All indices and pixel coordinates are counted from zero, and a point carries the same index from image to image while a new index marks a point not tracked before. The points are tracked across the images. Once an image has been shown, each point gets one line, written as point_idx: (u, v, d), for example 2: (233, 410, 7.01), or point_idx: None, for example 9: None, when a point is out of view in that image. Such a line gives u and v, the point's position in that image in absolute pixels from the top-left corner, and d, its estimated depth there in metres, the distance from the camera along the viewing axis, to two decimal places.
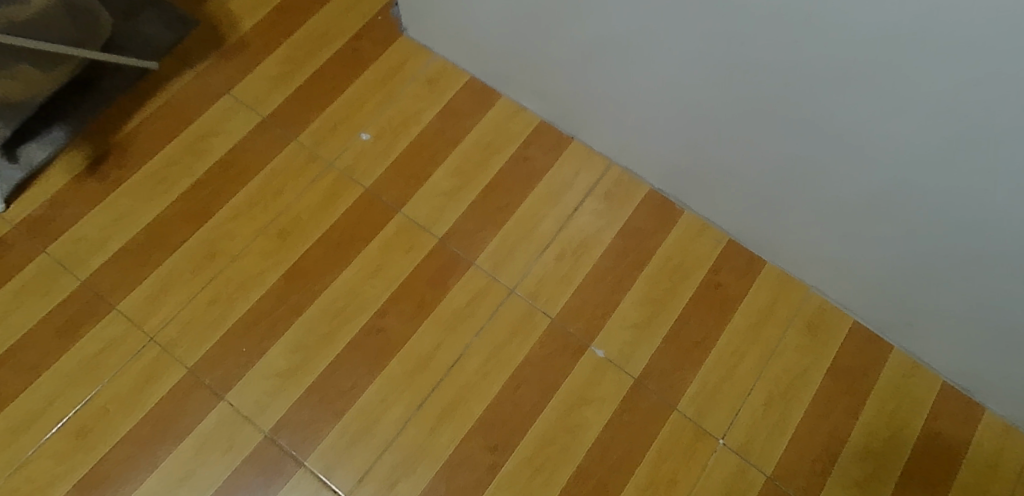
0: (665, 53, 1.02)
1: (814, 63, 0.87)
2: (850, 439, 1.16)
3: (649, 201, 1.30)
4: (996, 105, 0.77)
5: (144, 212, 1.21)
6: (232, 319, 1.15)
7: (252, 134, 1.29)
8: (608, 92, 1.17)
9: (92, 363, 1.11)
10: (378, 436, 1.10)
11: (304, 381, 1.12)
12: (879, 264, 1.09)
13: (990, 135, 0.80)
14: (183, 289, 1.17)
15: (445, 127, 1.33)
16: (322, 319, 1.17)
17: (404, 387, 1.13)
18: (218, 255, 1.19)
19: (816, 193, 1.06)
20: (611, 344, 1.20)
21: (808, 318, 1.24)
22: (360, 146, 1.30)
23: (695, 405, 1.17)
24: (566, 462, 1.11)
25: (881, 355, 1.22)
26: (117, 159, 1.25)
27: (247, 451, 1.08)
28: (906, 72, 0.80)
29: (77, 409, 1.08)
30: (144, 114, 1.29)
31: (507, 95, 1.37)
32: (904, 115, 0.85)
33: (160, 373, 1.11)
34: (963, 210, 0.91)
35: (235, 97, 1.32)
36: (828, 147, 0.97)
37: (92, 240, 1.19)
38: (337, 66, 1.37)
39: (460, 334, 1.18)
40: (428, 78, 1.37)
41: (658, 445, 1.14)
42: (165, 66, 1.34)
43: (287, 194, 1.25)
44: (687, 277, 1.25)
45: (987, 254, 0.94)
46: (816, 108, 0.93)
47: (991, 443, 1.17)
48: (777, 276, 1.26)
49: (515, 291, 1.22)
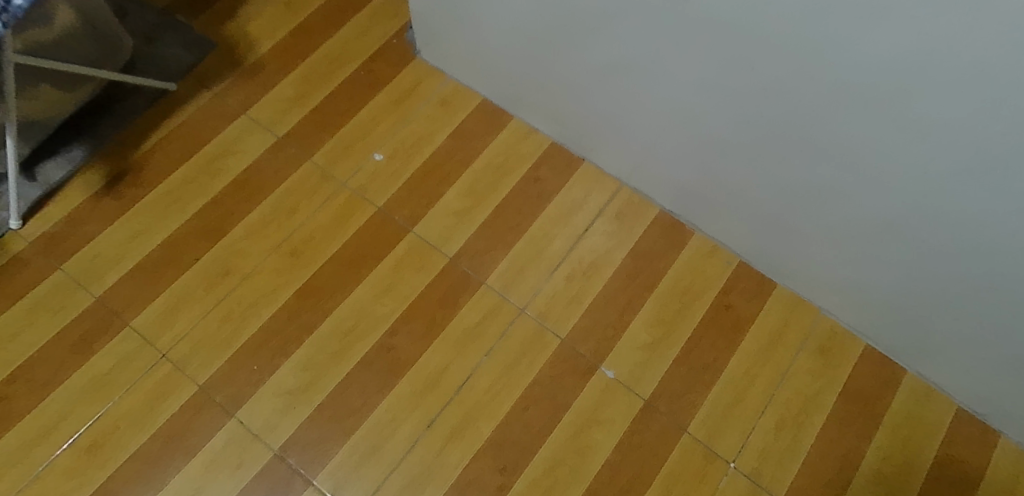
0: (676, 78, 1.03)
1: (825, 88, 0.88)
2: (863, 463, 1.15)
3: (659, 222, 1.31)
4: (1008, 129, 0.77)
5: (159, 230, 1.23)
6: (244, 337, 1.16)
7: (266, 153, 1.31)
8: (619, 116, 1.18)
9: (104, 379, 1.12)
10: (387, 455, 1.10)
11: (314, 399, 1.13)
12: (893, 288, 1.09)
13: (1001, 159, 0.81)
14: (195, 307, 1.18)
15: (457, 148, 1.34)
16: (333, 337, 1.17)
17: (414, 406, 1.13)
18: (231, 272, 1.21)
19: (826, 216, 1.06)
20: (622, 365, 1.19)
21: (819, 341, 1.23)
22: (373, 166, 1.32)
23: (706, 427, 1.16)
24: (576, 484, 1.10)
25: (894, 378, 1.21)
26: (134, 178, 1.27)
27: (256, 468, 1.08)
28: (916, 95, 0.81)
29: (89, 425, 1.09)
30: (161, 133, 1.31)
31: (518, 116, 1.38)
32: (915, 138, 0.86)
33: (171, 390, 1.12)
34: (976, 236, 0.91)
35: (251, 118, 1.34)
36: (840, 171, 0.97)
37: (107, 256, 1.20)
38: (351, 87, 1.39)
39: (470, 353, 1.18)
40: (441, 100, 1.39)
41: (669, 467, 1.13)
42: (183, 87, 1.36)
43: (300, 213, 1.26)
44: (698, 299, 1.25)
45: (1003, 279, 0.94)
46: (825, 132, 0.94)
47: (1007, 470, 1.15)
48: (788, 299, 1.26)
49: (526, 311, 1.22)
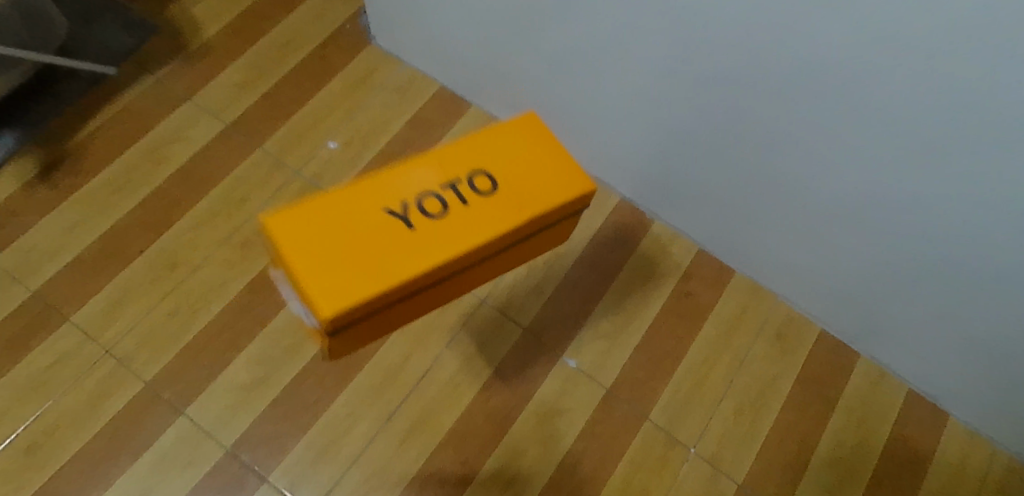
0: (635, 64, 1.04)
1: (782, 72, 0.90)
2: (820, 446, 1.17)
3: (620, 211, 1.31)
4: (963, 105, 0.80)
5: (101, 221, 1.17)
6: (193, 331, 1.12)
7: (215, 141, 1.26)
8: (581, 102, 1.18)
9: (42, 377, 1.06)
10: (346, 450, 1.07)
11: (268, 393, 1.09)
12: (848, 272, 1.11)
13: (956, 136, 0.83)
14: (141, 300, 1.13)
15: (415, 136, 1.32)
16: (288, 330, 1.14)
17: (373, 400, 1.11)
18: (179, 264, 1.16)
19: (785, 201, 1.08)
20: (584, 354, 1.19)
21: (776, 326, 1.25)
22: (328, 154, 1.28)
23: (667, 414, 1.16)
24: (539, 474, 1.09)
25: (848, 362, 1.24)
26: (73, 165, 1.21)
27: (208, 466, 1.04)
28: (874, 75, 0.83)
29: (26, 425, 1.03)
30: (101, 119, 1.25)
31: (477, 104, 1.36)
32: (872, 119, 0.88)
33: (116, 387, 1.07)
34: (928, 216, 0.94)
35: (198, 104, 1.29)
36: (796, 155, 0.99)
37: (44, 248, 1.14)
38: (304, 74, 1.35)
39: (431, 344, 1.16)
40: (397, 87, 1.36)
41: (631, 455, 1.13)
42: (124, 71, 1.30)
43: (252, 202, 1.22)
44: (658, 287, 1.25)
45: (954, 258, 0.97)
46: (782, 117, 0.96)
47: (955, 450, 1.19)
48: (746, 286, 1.27)
49: (486, 302, 1.20)
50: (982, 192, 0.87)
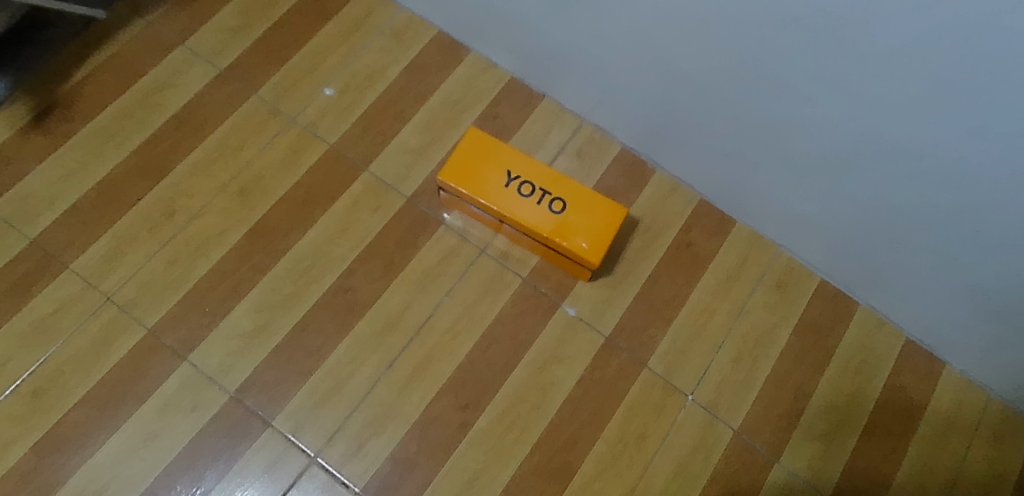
0: (637, 5, 1.01)
1: (787, 11, 0.88)
2: (816, 393, 1.18)
3: (621, 160, 1.29)
4: (971, 38, 0.78)
5: (97, 169, 1.16)
6: (193, 279, 1.12)
7: (209, 87, 1.24)
8: (580, 48, 1.16)
9: (44, 324, 1.07)
10: (347, 396, 1.09)
11: (270, 341, 1.10)
12: (848, 222, 1.10)
13: (960, 74, 0.82)
14: (140, 249, 1.13)
15: (412, 83, 1.29)
16: (288, 278, 1.14)
17: (373, 347, 1.12)
18: (177, 213, 1.15)
19: (786, 149, 1.06)
20: (583, 303, 1.19)
21: (776, 276, 1.25)
22: (324, 101, 1.26)
23: (665, 361, 1.17)
24: (538, 420, 1.11)
25: (847, 311, 1.24)
26: (65, 112, 1.19)
27: (212, 411, 1.05)
28: (882, 9, 0.81)
29: (32, 371, 1.04)
30: (92, 65, 1.22)
31: (476, 50, 1.33)
32: (878, 59, 0.86)
33: (118, 334, 1.08)
34: (930, 162, 0.93)
35: (191, 49, 1.26)
36: (799, 100, 0.97)
37: (41, 196, 1.14)
38: (298, 17, 1.31)
39: (431, 293, 1.16)
40: (395, 31, 1.33)
41: (629, 401, 1.14)
42: (114, 14, 1.27)
43: (248, 150, 1.21)
44: (658, 237, 1.25)
45: (955, 206, 0.96)
46: (786, 59, 0.94)
47: (949, 397, 1.20)
48: (746, 235, 1.27)
49: (486, 251, 1.20)
50: (988, 134, 0.85)
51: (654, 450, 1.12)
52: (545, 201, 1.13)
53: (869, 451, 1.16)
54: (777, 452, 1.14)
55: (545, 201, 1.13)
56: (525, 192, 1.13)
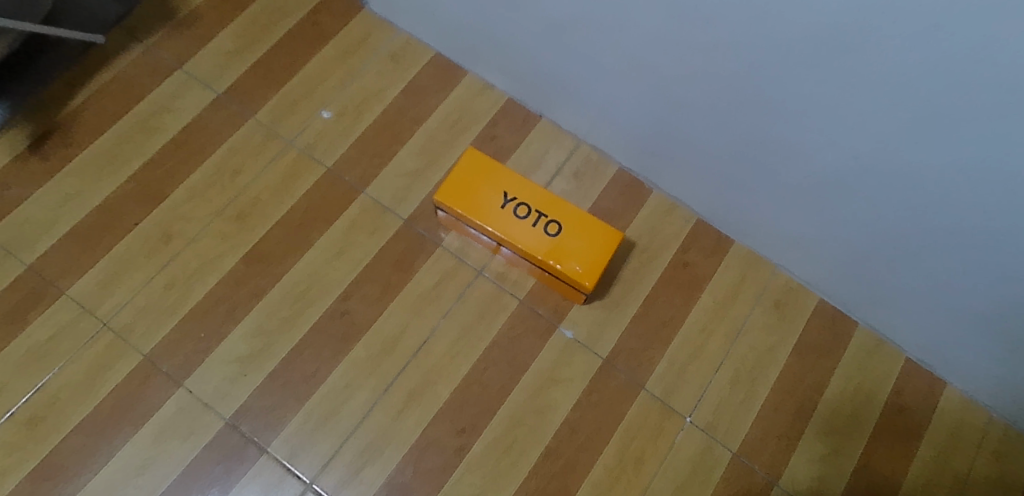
0: (632, 31, 1.02)
1: (780, 39, 0.89)
2: (815, 415, 1.18)
3: (619, 180, 1.29)
4: (970, 63, 0.79)
5: (94, 194, 1.17)
6: (189, 304, 1.12)
7: (207, 111, 1.25)
8: (578, 70, 1.16)
9: (40, 351, 1.07)
10: (343, 421, 1.08)
11: (266, 365, 1.10)
12: (846, 243, 1.10)
13: (961, 98, 0.82)
14: (137, 274, 1.13)
15: (409, 105, 1.30)
16: (284, 302, 1.14)
17: (371, 371, 1.11)
18: (173, 237, 1.16)
19: (783, 171, 1.07)
20: (580, 325, 1.19)
21: (775, 296, 1.24)
22: (321, 124, 1.27)
23: (664, 384, 1.17)
24: (536, 444, 1.10)
25: (846, 332, 1.23)
26: (64, 136, 1.19)
27: (208, 437, 1.05)
28: (881, 34, 0.82)
29: (27, 398, 1.04)
30: (91, 90, 1.23)
31: (473, 71, 1.34)
32: (877, 83, 0.86)
33: (114, 360, 1.08)
34: (927, 187, 0.93)
35: (189, 72, 1.27)
36: (795, 125, 0.98)
37: (38, 221, 1.14)
38: (296, 41, 1.32)
39: (427, 316, 1.16)
40: (391, 53, 1.34)
41: (627, 424, 1.14)
42: (113, 39, 1.28)
43: (245, 174, 1.21)
44: (656, 258, 1.25)
45: (957, 228, 0.96)
46: (781, 85, 0.95)
47: (950, 417, 1.20)
48: (744, 255, 1.27)
49: (483, 273, 1.20)
50: (989, 158, 0.85)
51: (652, 474, 1.11)
52: (541, 223, 1.13)
53: (869, 473, 1.15)
54: (776, 475, 1.13)
55: (540, 223, 1.13)
56: (521, 214, 1.13)
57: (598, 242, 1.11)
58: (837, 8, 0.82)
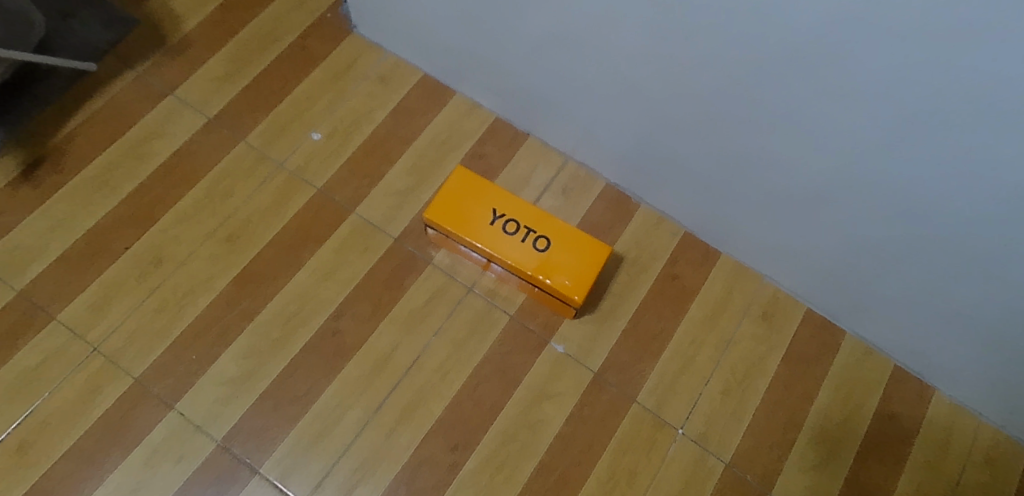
0: (615, 50, 1.05)
1: (759, 55, 0.92)
2: (806, 424, 1.18)
3: (606, 196, 1.31)
4: (949, 70, 0.80)
5: (85, 219, 1.18)
6: (180, 327, 1.12)
7: (197, 135, 1.26)
8: (566, 87, 1.18)
9: (31, 375, 1.07)
10: (335, 441, 1.08)
11: (257, 386, 1.10)
12: (831, 253, 1.12)
13: (935, 109, 0.84)
14: (128, 297, 1.13)
15: (398, 125, 1.32)
16: (276, 323, 1.14)
17: (362, 390, 1.12)
18: (164, 260, 1.17)
19: (768, 184, 1.09)
20: (571, 339, 1.20)
21: (763, 307, 1.26)
22: (311, 146, 1.28)
23: (655, 396, 1.18)
24: (528, 459, 1.11)
25: (834, 341, 1.25)
26: (55, 163, 1.21)
27: (200, 459, 1.05)
28: (854, 49, 0.84)
29: (18, 423, 1.04)
30: (81, 117, 1.25)
31: (461, 92, 1.36)
32: (863, 89, 0.88)
33: (106, 384, 1.08)
34: (908, 195, 0.95)
35: (180, 98, 1.29)
36: (776, 137, 1.01)
37: (28, 247, 1.15)
38: (286, 65, 1.34)
39: (419, 334, 1.17)
40: (381, 76, 1.36)
41: (619, 437, 1.14)
42: (105, 66, 1.29)
43: (236, 196, 1.23)
44: (645, 271, 1.26)
45: (938, 235, 0.98)
46: (761, 98, 0.97)
47: (940, 424, 1.20)
48: (731, 267, 1.28)
49: (474, 290, 1.21)
50: (974, 163, 0.86)
51: (645, 487, 1.12)
52: (529, 239, 1.14)
53: (861, 481, 1.16)
54: (769, 485, 1.14)
55: (529, 238, 1.14)
56: (509, 230, 1.15)
57: (590, 255, 1.13)
58: (821, 19, 0.84)
